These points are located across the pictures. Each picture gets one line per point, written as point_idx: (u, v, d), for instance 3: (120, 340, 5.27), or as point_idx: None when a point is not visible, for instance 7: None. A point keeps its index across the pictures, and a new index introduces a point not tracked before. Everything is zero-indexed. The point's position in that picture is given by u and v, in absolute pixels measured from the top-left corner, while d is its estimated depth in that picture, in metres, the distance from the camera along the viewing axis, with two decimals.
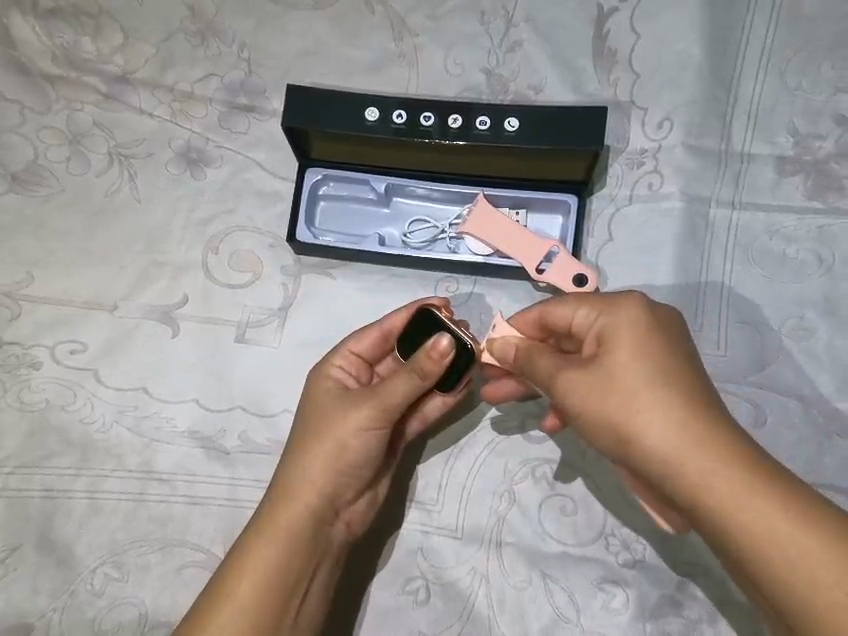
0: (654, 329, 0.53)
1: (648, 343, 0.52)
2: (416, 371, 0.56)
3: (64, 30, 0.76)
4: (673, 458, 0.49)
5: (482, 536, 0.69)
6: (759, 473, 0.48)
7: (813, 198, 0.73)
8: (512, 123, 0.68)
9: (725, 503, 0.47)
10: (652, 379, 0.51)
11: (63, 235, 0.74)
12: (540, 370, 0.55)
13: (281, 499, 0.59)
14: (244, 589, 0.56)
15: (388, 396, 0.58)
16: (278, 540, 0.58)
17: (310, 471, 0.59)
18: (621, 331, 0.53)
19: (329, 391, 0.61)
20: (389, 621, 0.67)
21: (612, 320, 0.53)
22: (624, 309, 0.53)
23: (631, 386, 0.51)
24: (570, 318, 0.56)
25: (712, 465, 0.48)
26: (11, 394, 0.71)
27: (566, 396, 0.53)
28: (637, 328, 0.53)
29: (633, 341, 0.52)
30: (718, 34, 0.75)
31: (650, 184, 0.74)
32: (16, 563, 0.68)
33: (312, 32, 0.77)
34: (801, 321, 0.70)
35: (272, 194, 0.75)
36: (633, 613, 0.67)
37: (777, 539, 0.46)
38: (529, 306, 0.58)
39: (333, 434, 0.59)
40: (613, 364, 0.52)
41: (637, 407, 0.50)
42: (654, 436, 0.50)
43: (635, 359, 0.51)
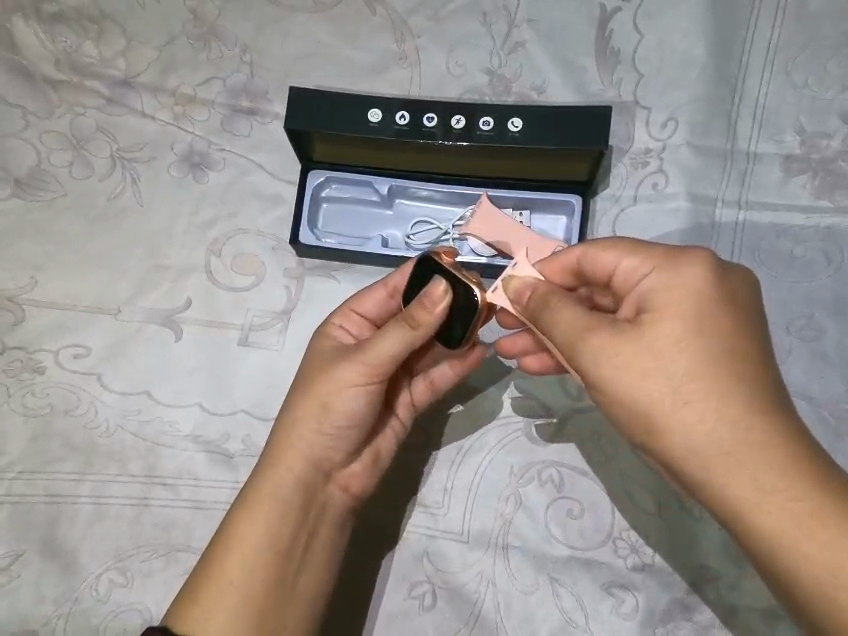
0: (718, 296, 0.48)
1: (710, 315, 0.48)
2: (407, 322, 0.54)
3: (67, 35, 0.77)
4: (723, 453, 0.45)
5: (488, 539, 0.68)
6: (810, 477, 0.44)
7: (821, 197, 0.72)
8: (516, 124, 0.68)
9: (770, 517, 0.44)
10: (710, 356, 0.47)
11: (67, 240, 0.74)
12: (560, 322, 0.50)
13: (272, 463, 0.59)
14: (233, 560, 0.56)
15: (373, 349, 0.56)
16: (265, 509, 0.58)
17: (295, 436, 0.59)
18: (679, 299, 0.48)
19: (324, 351, 0.60)
20: (395, 626, 0.67)
21: (667, 285, 0.49)
22: (686, 271, 0.48)
23: (680, 365, 0.47)
24: (613, 268, 0.52)
25: (763, 465, 0.45)
26: (15, 398, 0.71)
27: (595, 366, 0.49)
28: (697, 297, 0.48)
29: (692, 311, 0.48)
30: (722, 33, 0.75)
31: (655, 184, 0.74)
32: (20, 569, 0.67)
33: (314, 35, 0.77)
34: (810, 321, 0.70)
35: (274, 197, 0.75)
36: (642, 617, 0.66)
37: (808, 545, 0.43)
38: (567, 249, 0.54)
39: (320, 394, 0.58)
40: (663, 336, 0.47)
41: (688, 390, 0.46)
42: (705, 428, 0.46)
43: (688, 336, 0.47)
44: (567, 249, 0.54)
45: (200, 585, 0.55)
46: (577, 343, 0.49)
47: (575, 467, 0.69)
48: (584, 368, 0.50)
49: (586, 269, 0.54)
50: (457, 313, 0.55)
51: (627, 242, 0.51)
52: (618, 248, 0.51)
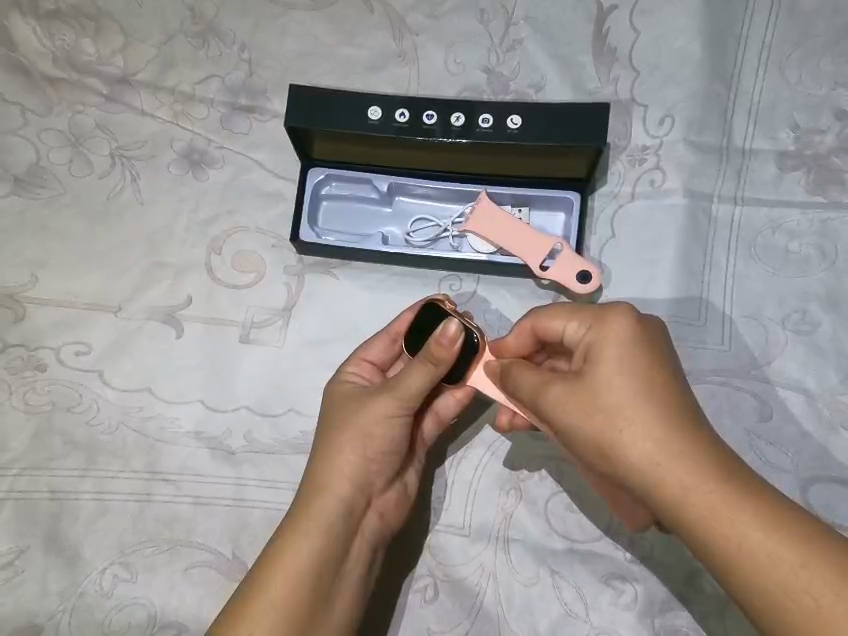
0: (643, 335, 0.52)
1: (631, 350, 0.51)
2: (428, 360, 0.57)
3: (64, 32, 0.76)
4: (655, 471, 0.48)
5: (489, 532, 0.69)
6: (739, 476, 0.47)
7: (815, 193, 0.72)
8: (515, 121, 0.68)
9: (708, 516, 0.46)
10: (638, 386, 0.50)
11: (67, 237, 0.74)
12: (524, 389, 0.55)
13: (314, 493, 0.60)
14: (277, 583, 0.56)
15: (402, 385, 0.59)
16: (309, 533, 0.58)
17: (330, 465, 0.60)
18: (605, 346, 0.51)
19: (346, 392, 0.62)
20: (397, 617, 0.67)
21: (598, 336, 0.52)
22: (612, 320, 0.52)
23: (615, 399, 0.50)
24: (562, 331, 0.55)
25: (688, 473, 0.47)
26: (16, 396, 0.71)
27: (552, 410, 0.52)
28: (624, 341, 0.51)
29: (621, 346, 0.51)
30: (717, 31, 0.75)
31: (652, 180, 0.74)
32: (24, 565, 0.68)
33: (311, 33, 0.77)
34: (806, 316, 0.70)
35: (274, 193, 0.75)
36: (642, 608, 0.67)
37: (734, 535, 0.45)
38: (521, 317, 0.59)
39: (356, 427, 0.60)
40: (595, 376, 0.51)
41: (621, 419, 0.49)
42: (637, 448, 0.49)
43: (617, 373, 0.50)
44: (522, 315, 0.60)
45: (250, 603, 0.55)
46: (536, 401, 0.54)
47: (575, 462, 0.70)
48: (548, 418, 0.54)
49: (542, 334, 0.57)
50: (466, 353, 0.60)
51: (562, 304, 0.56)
52: (561, 311, 0.55)
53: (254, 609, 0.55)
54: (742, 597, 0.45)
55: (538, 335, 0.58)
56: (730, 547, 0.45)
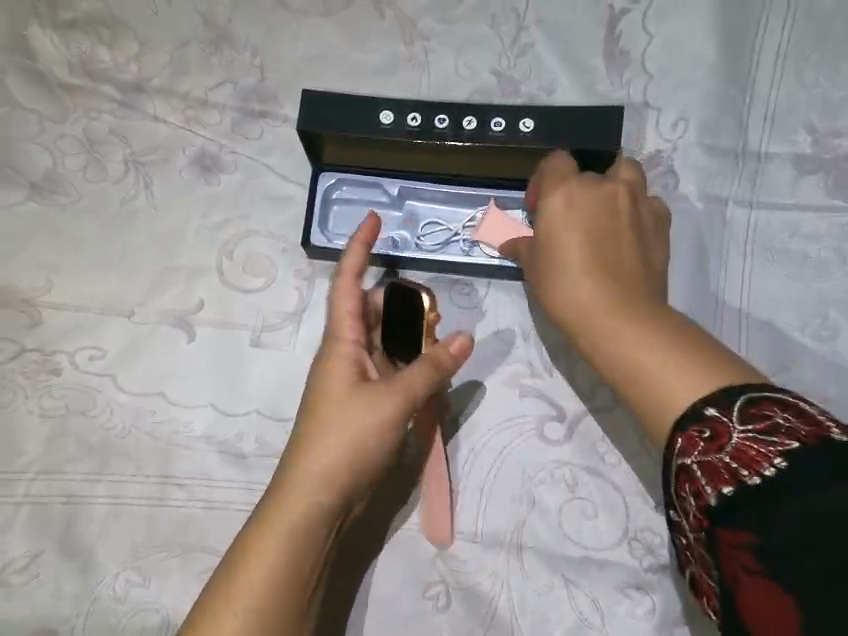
0: (597, 233, 0.59)
1: (574, 207, 0.60)
2: (433, 359, 0.58)
3: (80, 41, 0.77)
4: (605, 335, 0.54)
5: (502, 539, 0.68)
6: (694, 347, 0.49)
7: (834, 196, 0.71)
8: (527, 124, 0.68)
9: (634, 361, 0.50)
10: (592, 265, 0.58)
11: (82, 242, 0.75)
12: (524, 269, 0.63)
13: (292, 488, 0.55)
14: (246, 589, 0.51)
15: (410, 387, 0.56)
16: (288, 537, 0.53)
17: (316, 468, 0.55)
18: (561, 196, 0.60)
19: (334, 380, 0.57)
20: (410, 625, 0.67)
21: (563, 195, 0.60)
22: (568, 181, 0.61)
23: (579, 253, 0.58)
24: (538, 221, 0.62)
25: (635, 328, 0.52)
26: (31, 399, 0.71)
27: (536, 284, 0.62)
28: (577, 237, 0.59)
29: (573, 199, 0.60)
30: (731, 33, 0.75)
31: (665, 183, 0.73)
32: (38, 569, 0.68)
33: (323, 39, 0.78)
34: (825, 321, 0.69)
35: (285, 199, 0.76)
36: (659, 617, 0.66)
37: (661, 375, 0.48)
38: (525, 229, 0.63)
39: (352, 426, 0.55)
40: (564, 234, 0.59)
41: (583, 283, 0.57)
42: (583, 295, 0.57)
43: (577, 224, 0.59)
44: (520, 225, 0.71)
45: (214, 605, 0.51)
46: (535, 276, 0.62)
47: (588, 468, 0.69)
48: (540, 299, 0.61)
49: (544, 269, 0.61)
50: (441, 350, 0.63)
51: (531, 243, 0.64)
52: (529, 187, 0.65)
53: (224, 617, 0.50)
54: (658, 403, 0.48)
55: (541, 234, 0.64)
56: (658, 380, 0.48)
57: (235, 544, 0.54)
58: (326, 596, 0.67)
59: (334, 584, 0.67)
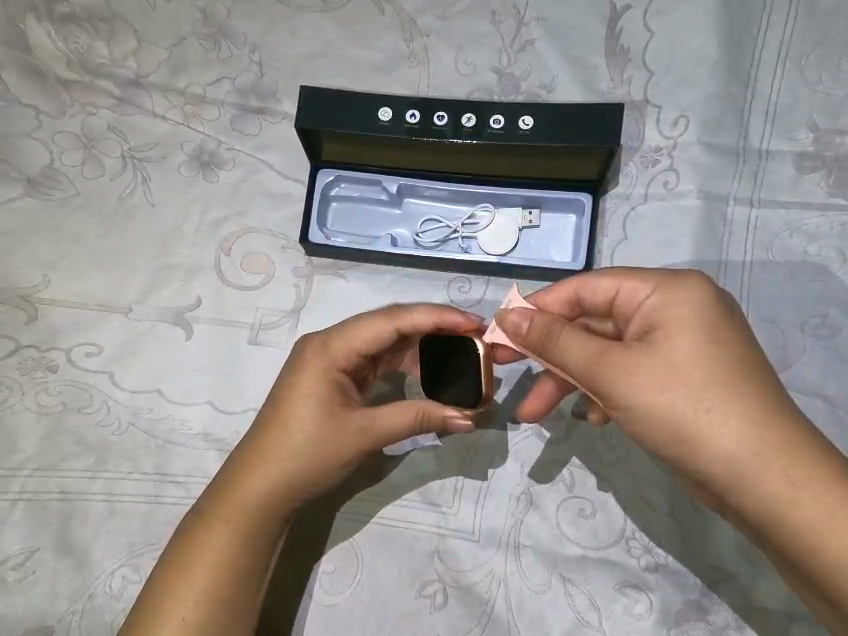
0: (708, 340, 0.51)
1: (708, 316, 0.51)
2: (419, 413, 0.58)
3: (78, 36, 0.77)
4: (742, 457, 0.49)
5: (499, 538, 0.68)
6: (811, 467, 0.48)
7: (835, 194, 0.71)
8: (526, 122, 0.68)
9: (774, 485, 0.48)
10: (716, 376, 0.50)
11: (79, 238, 0.75)
12: (574, 355, 0.52)
13: (243, 475, 0.58)
14: (197, 577, 0.56)
15: (381, 428, 0.57)
16: (239, 534, 0.57)
17: (277, 476, 0.57)
18: (680, 308, 0.52)
19: (311, 395, 0.58)
20: (406, 625, 0.66)
21: (673, 300, 0.52)
22: (684, 288, 0.52)
23: (692, 365, 0.50)
24: (613, 292, 0.56)
25: (780, 462, 0.48)
26: (28, 396, 0.71)
27: (611, 380, 0.51)
28: (695, 339, 0.51)
29: (699, 307, 0.51)
30: (733, 31, 0.74)
31: (665, 182, 0.73)
32: (34, 566, 0.67)
33: (322, 35, 0.77)
34: (825, 320, 0.69)
35: (283, 195, 0.75)
36: (657, 617, 0.66)
37: (801, 506, 0.48)
38: (564, 279, 0.58)
39: (309, 442, 0.57)
40: (674, 336, 0.51)
41: (669, 388, 0.50)
42: (703, 424, 0.49)
43: (698, 333, 0.51)
44: (566, 279, 0.59)
45: (165, 583, 0.56)
46: (593, 365, 0.52)
47: (585, 467, 0.69)
48: (607, 392, 0.52)
49: (584, 299, 0.58)
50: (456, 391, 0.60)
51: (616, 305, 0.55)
52: (609, 274, 0.56)
53: (172, 595, 0.55)
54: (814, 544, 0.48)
55: (579, 299, 0.58)
56: (791, 513, 0.48)
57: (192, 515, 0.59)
58: (323, 594, 0.67)
59: (331, 584, 0.67)
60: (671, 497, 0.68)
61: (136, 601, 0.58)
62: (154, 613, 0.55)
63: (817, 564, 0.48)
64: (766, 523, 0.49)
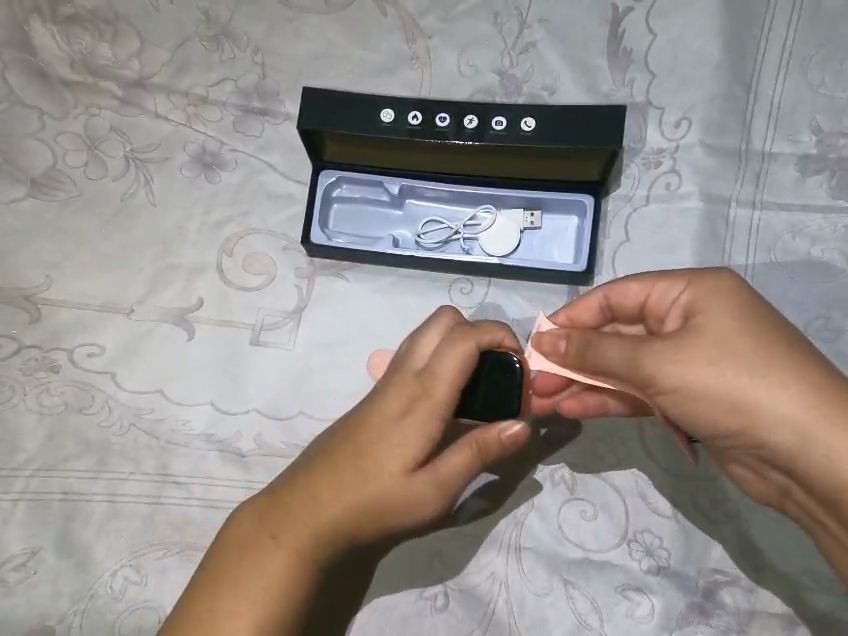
0: (748, 320, 0.51)
1: (740, 298, 0.52)
2: (475, 444, 0.54)
3: (81, 37, 0.77)
4: (801, 421, 0.49)
5: (501, 540, 0.68)
6: None
7: (838, 196, 0.71)
8: (529, 123, 0.68)
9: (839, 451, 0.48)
10: (759, 351, 0.50)
11: (82, 239, 0.75)
12: (616, 357, 0.53)
13: (294, 509, 0.53)
14: (244, 621, 0.50)
15: (440, 471, 0.54)
16: (299, 576, 0.52)
17: (334, 516, 0.53)
18: (712, 295, 0.53)
19: (405, 448, 0.53)
20: (407, 626, 0.66)
21: (702, 289, 0.54)
22: (711, 276, 0.54)
23: (735, 342, 0.51)
24: (645, 293, 0.57)
25: (837, 419, 0.48)
26: (30, 396, 0.71)
27: (659, 364, 0.51)
28: (735, 320, 0.51)
29: (727, 292, 0.53)
30: (736, 32, 0.74)
31: (667, 183, 0.73)
32: (35, 566, 0.67)
33: (325, 36, 0.77)
34: (829, 322, 0.69)
35: (285, 196, 0.75)
36: (658, 620, 0.66)
37: None
38: (589, 291, 0.60)
39: (371, 476, 0.53)
40: (712, 322, 0.52)
41: (719, 367, 0.50)
42: (759, 398, 0.49)
43: (733, 314, 0.52)
44: (591, 291, 0.60)
45: (196, 607, 0.52)
46: (637, 357, 0.52)
47: (587, 469, 0.69)
48: (656, 383, 0.52)
49: (616, 304, 0.59)
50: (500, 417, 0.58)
51: (654, 311, 0.57)
52: (636, 279, 0.57)
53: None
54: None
55: (609, 306, 0.60)
56: None
57: (236, 541, 0.54)
58: None
59: None
60: (673, 498, 0.67)
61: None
62: None
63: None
64: (839, 487, 0.48)
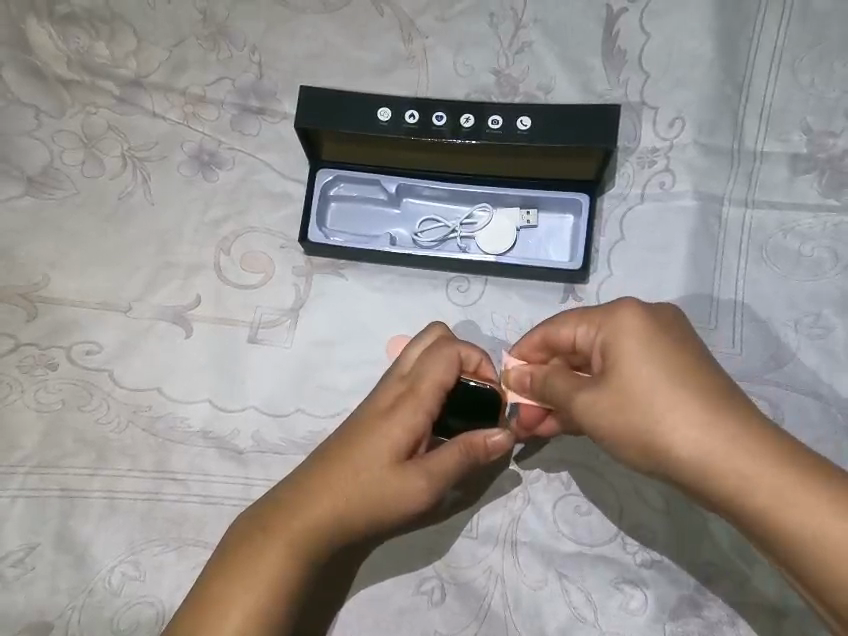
0: (662, 361, 0.52)
1: (649, 339, 0.52)
2: (464, 444, 0.57)
3: (78, 35, 0.77)
4: (709, 463, 0.49)
5: (497, 535, 0.69)
6: (784, 466, 0.47)
7: (828, 195, 0.72)
8: (525, 122, 0.69)
9: (752, 492, 0.48)
10: (664, 394, 0.50)
11: (79, 237, 0.75)
12: (558, 395, 0.57)
13: (298, 489, 0.56)
14: (240, 599, 0.54)
15: (432, 464, 0.57)
16: (293, 559, 0.55)
17: (333, 498, 0.55)
18: (623, 335, 0.53)
19: (392, 438, 0.56)
20: (404, 621, 0.67)
21: (612, 331, 0.54)
22: (620, 314, 0.53)
23: (639, 388, 0.51)
24: (572, 336, 0.57)
25: (743, 459, 0.48)
26: (27, 394, 0.71)
27: (585, 412, 0.54)
28: (645, 364, 0.52)
29: (639, 330, 0.53)
30: (728, 33, 0.75)
31: (661, 183, 0.74)
32: (33, 562, 0.68)
33: (322, 36, 0.78)
34: (818, 319, 0.70)
35: (282, 195, 0.76)
36: (652, 613, 0.66)
37: (787, 505, 0.47)
38: (531, 330, 0.61)
39: (364, 461, 0.56)
40: (619, 370, 0.52)
41: (630, 411, 0.51)
42: (672, 441, 0.50)
43: (641, 358, 0.52)
44: (534, 328, 0.61)
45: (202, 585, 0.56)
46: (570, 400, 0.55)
47: (582, 465, 0.70)
48: (588, 424, 0.55)
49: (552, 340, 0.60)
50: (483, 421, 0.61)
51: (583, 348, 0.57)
52: (564, 318, 0.57)
53: (215, 596, 0.54)
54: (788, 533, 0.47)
55: (548, 343, 0.60)
56: (778, 516, 0.47)
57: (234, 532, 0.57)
58: (325, 591, 0.67)
59: (331, 578, 0.68)
60: (666, 493, 0.69)
61: (177, 613, 0.56)
62: (200, 605, 0.54)
63: (799, 556, 0.47)
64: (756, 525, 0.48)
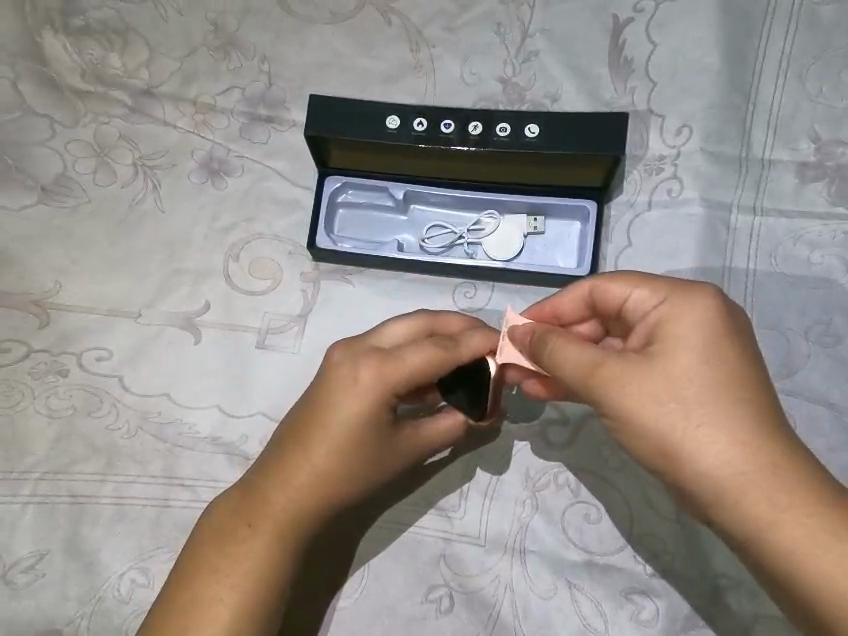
0: (712, 359, 0.51)
1: (712, 332, 0.52)
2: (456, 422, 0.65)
3: (92, 47, 0.79)
4: (730, 473, 0.49)
5: (505, 543, 0.68)
6: (801, 492, 0.48)
7: (837, 203, 0.72)
8: (532, 130, 0.69)
9: (764, 511, 0.48)
10: (707, 398, 0.50)
11: (90, 245, 0.76)
12: (569, 362, 0.53)
13: (279, 469, 0.60)
14: (229, 596, 0.57)
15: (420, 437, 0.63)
16: (284, 534, 0.59)
17: (316, 471, 0.59)
18: (682, 327, 0.52)
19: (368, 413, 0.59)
20: (412, 630, 0.66)
21: (675, 310, 0.53)
22: (693, 298, 0.53)
23: (687, 384, 0.51)
24: (624, 298, 0.56)
25: (765, 479, 0.49)
26: (39, 400, 0.72)
27: (609, 392, 0.52)
28: (697, 358, 0.51)
29: (703, 319, 0.52)
30: (735, 42, 0.75)
31: (669, 190, 0.74)
32: (44, 569, 0.68)
33: (331, 46, 0.79)
34: (829, 328, 0.69)
35: (291, 203, 0.76)
36: (663, 624, 0.66)
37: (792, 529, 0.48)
38: (578, 281, 0.59)
39: (344, 434, 0.59)
40: (672, 355, 0.52)
41: (666, 405, 0.51)
42: (701, 443, 0.50)
43: (694, 352, 0.51)
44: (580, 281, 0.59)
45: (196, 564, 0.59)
46: (589, 377, 0.52)
47: (591, 472, 0.69)
48: (602, 404, 0.53)
49: (598, 298, 0.58)
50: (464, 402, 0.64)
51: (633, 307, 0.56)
52: (625, 276, 0.56)
53: (211, 574, 0.58)
54: (781, 557, 0.48)
55: (591, 300, 0.59)
56: (780, 536, 0.48)
57: (212, 528, 0.61)
58: (332, 599, 0.67)
59: (337, 586, 0.67)
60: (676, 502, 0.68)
61: (171, 588, 0.59)
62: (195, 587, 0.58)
63: (787, 579, 0.48)
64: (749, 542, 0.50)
